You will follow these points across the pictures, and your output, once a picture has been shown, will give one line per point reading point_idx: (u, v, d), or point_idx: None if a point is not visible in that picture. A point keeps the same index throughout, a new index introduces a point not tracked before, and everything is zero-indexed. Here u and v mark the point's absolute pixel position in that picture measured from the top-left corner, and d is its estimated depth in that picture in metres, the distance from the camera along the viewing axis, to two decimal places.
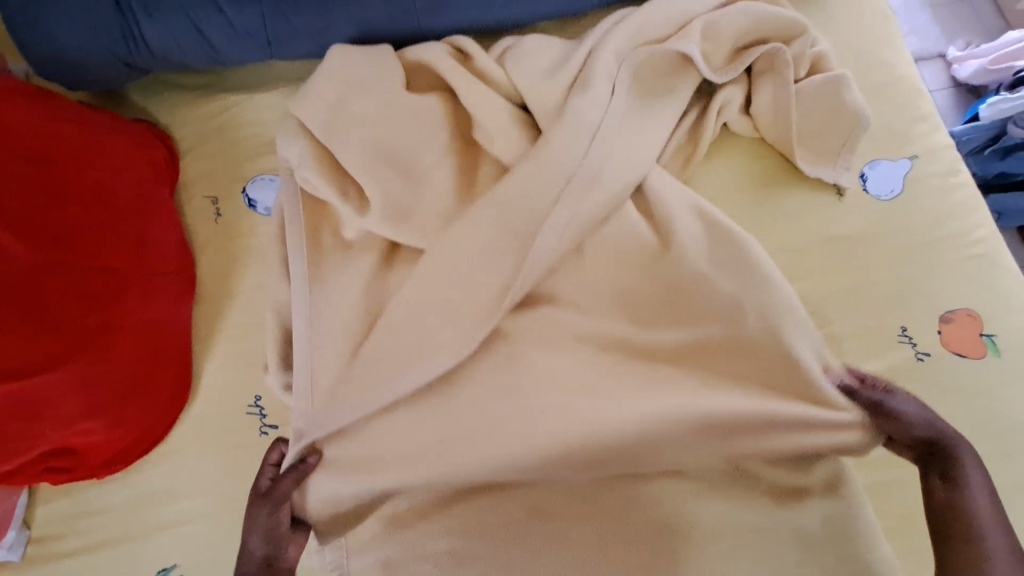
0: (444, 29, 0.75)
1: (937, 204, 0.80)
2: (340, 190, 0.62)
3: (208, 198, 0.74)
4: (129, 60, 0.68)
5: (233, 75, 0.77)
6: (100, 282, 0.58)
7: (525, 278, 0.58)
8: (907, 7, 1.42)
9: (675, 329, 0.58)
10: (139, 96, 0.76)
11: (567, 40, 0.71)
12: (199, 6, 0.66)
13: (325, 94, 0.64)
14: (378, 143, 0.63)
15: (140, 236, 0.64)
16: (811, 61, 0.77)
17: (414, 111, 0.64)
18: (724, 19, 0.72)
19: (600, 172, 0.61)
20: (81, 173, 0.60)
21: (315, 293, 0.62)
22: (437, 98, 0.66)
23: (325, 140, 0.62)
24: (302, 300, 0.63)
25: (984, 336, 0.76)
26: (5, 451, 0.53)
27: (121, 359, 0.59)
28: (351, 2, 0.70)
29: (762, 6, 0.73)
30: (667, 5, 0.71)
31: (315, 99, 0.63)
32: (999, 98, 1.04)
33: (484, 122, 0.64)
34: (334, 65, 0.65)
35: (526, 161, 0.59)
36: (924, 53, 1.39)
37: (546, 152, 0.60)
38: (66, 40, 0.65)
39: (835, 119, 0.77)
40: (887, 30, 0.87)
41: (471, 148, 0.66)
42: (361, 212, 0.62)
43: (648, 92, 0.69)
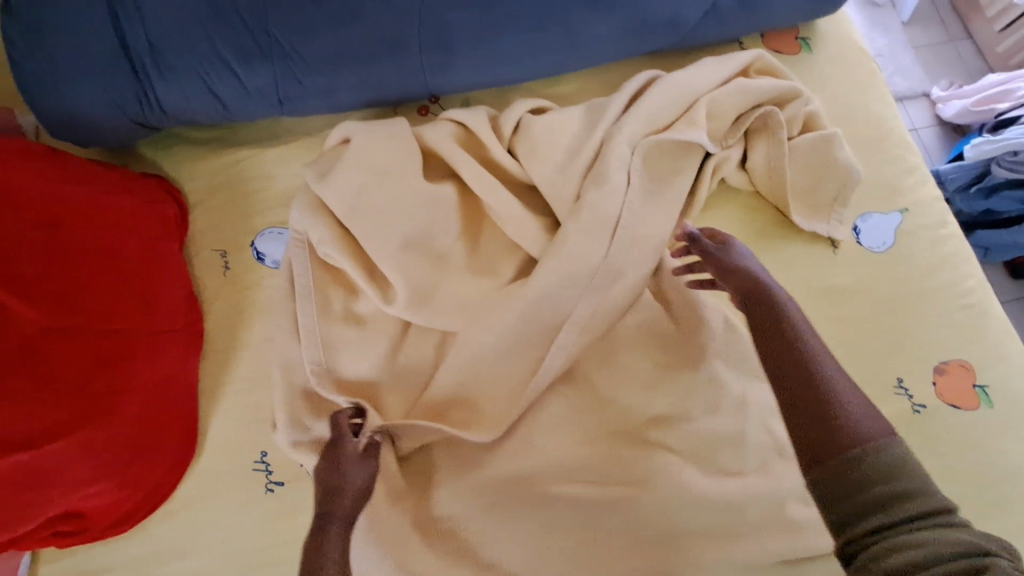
0: (450, 88, 0.79)
1: (928, 256, 0.82)
2: (360, 266, 0.68)
3: (217, 251, 0.75)
4: (142, 119, 0.69)
5: (242, 129, 0.78)
6: (107, 345, 0.58)
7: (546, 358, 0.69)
8: (892, 49, 1.46)
9: (667, 391, 0.71)
10: (148, 149, 0.76)
11: (576, 116, 0.76)
12: (213, 68, 0.67)
13: (345, 179, 0.69)
14: (389, 220, 0.68)
15: (149, 294, 0.63)
16: (805, 119, 0.80)
17: (424, 190, 0.70)
18: (724, 98, 0.77)
19: (606, 260, 0.71)
20: (91, 233, 0.60)
21: (332, 361, 0.68)
22: (453, 188, 0.74)
23: (347, 224, 0.68)
24: (319, 364, 0.68)
25: (977, 386, 0.78)
26: (10, 520, 0.53)
27: (126, 421, 0.59)
28: (361, 63, 0.72)
29: (759, 83, 0.77)
30: (669, 88, 0.76)
31: (338, 185, 0.69)
32: (982, 140, 1.07)
33: (498, 208, 0.73)
34: (355, 150, 0.70)
35: (549, 255, 0.69)
36: (910, 92, 1.44)
37: (562, 245, 0.69)
38: (80, 102, 0.65)
39: (827, 175, 0.80)
40: (874, 86, 0.90)
41: (482, 227, 0.75)
42: (383, 295, 0.68)
43: (657, 174, 0.75)
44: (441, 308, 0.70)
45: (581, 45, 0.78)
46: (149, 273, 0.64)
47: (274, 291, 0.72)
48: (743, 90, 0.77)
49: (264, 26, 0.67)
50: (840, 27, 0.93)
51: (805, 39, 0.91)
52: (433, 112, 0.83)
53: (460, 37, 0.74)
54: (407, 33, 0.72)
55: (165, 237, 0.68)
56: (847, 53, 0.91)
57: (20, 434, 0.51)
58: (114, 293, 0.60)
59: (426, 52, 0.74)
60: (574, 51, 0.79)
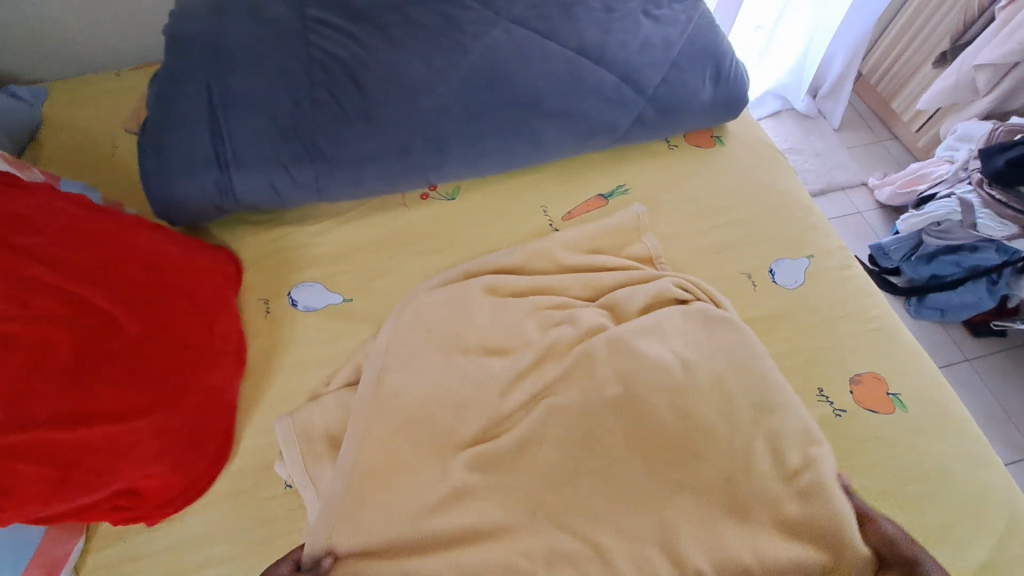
0: (444, 177, 1.05)
1: (835, 290, 1.01)
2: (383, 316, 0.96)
3: (261, 301, 0.96)
4: (219, 204, 0.97)
5: (289, 213, 1.05)
6: (182, 355, 0.78)
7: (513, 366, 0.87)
8: (847, 155, 2.05)
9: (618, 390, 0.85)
10: (219, 230, 1.03)
11: (466, 272, 0.98)
12: (274, 169, 0.95)
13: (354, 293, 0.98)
14: (396, 309, 0.94)
15: (210, 324, 0.84)
16: (637, 224, 1.04)
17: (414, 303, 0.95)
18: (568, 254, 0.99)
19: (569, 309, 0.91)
20: (178, 279, 0.83)
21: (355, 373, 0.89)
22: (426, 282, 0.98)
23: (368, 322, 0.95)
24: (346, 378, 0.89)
25: (890, 394, 0.91)
26: (91, 483, 0.68)
27: (185, 415, 0.76)
28: (376, 163, 0.99)
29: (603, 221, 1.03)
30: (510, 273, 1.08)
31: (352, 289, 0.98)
32: (910, 216, 1.60)
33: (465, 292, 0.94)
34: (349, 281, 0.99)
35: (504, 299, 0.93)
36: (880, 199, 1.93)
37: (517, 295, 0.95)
38: (180, 193, 0.94)
39: (708, 232, 1.07)
40: (778, 166, 1.16)
41: None
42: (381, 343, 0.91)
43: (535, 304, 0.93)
44: (432, 345, 0.89)
45: (541, 145, 1.07)
46: (214, 308, 0.86)
47: (306, 328, 0.94)
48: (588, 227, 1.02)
49: (314, 141, 0.97)
50: (745, 129, 1.21)
51: (719, 136, 1.19)
52: (431, 197, 1.10)
53: (452, 144, 1.02)
54: (413, 141, 1.01)
55: (226, 286, 0.91)
56: (754, 145, 1.18)
57: (113, 410, 0.69)
58: (189, 319, 0.81)
59: (425, 155, 1.02)
60: (538, 149, 1.07)
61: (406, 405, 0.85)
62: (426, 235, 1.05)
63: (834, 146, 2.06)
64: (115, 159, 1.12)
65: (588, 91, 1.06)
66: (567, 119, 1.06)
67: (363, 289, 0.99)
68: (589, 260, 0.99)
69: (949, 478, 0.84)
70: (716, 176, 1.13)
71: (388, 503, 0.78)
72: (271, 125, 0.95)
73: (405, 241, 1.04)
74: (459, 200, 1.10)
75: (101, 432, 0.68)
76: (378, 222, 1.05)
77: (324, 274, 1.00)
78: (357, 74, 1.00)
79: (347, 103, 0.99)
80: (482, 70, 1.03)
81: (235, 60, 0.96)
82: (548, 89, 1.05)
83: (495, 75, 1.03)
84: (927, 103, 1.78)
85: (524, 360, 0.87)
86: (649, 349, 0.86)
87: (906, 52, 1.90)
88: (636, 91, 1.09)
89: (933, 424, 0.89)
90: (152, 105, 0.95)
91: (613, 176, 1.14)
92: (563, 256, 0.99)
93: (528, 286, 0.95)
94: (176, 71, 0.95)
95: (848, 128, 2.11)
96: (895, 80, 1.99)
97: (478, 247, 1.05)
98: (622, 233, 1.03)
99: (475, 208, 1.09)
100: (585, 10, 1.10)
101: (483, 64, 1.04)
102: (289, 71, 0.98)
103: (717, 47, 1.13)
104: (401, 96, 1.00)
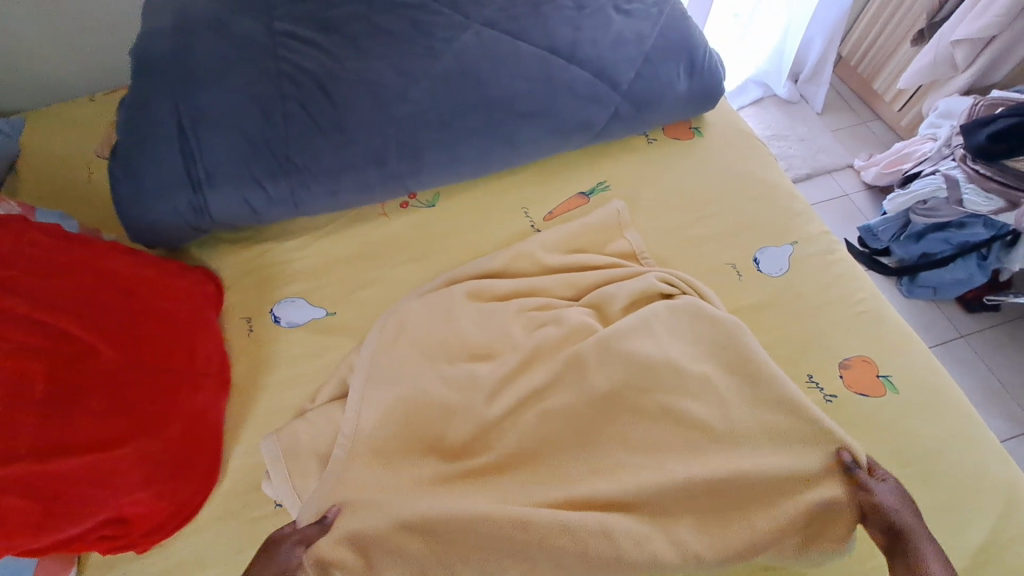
0: (423, 184, 1.05)
1: (821, 275, 1.01)
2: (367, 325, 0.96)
3: (244, 319, 0.96)
4: (196, 224, 0.97)
5: (268, 229, 1.05)
6: (163, 379, 0.77)
7: (499, 370, 0.86)
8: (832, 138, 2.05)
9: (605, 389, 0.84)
10: (198, 250, 1.03)
11: (448, 278, 0.97)
12: (249, 186, 0.95)
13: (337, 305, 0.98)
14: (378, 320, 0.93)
15: (191, 346, 0.84)
16: (619, 220, 1.04)
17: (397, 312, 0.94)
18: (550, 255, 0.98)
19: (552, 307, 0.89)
20: (155, 303, 0.82)
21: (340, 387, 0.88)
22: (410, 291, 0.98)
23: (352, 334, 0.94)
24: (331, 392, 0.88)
25: (881, 377, 0.91)
26: (76, 514, 0.67)
27: (170, 440, 0.76)
28: (352, 174, 0.99)
29: (583, 219, 1.02)
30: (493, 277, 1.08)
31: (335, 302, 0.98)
32: (896, 196, 1.60)
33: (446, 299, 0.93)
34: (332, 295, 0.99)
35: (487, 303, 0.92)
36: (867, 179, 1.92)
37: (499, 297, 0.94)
38: (155, 216, 0.94)
39: (689, 224, 1.07)
40: (758, 154, 1.16)
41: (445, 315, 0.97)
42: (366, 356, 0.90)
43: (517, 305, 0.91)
44: (416, 354, 0.88)
45: (518, 147, 1.06)
46: (195, 330, 0.85)
47: (290, 344, 0.93)
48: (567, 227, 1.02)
49: (288, 156, 0.96)
50: (723, 119, 1.20)
51: (697, 128, 1.18)
52: (412, 205, 1.09)
53: (428, 152, 1.02)
54: (388, 150, 1.00)
55: (206, 306, 0.90)
56: (733, 134, 1.18)
57: (95, 438, 0.68)
58: (169, 343, 0.80)
59: (402, 163, 1.01)
60: (515, 150, 1.07)
61: (393, 416, 0.84)
62: (407, 243, 1.05)
63: (818, 130, 2.06)
64: (92, 185, 1.12)
65: (562, 90, 1.06)
66: (543, 119, 1.05)
67: (346, 301, 0.98)
68: (571, 259, 0.98)
69: (943, 457, 0.84)
70: (697, 167, 1.13)
71: (378, 516, 0.77)
72: (244, 142, 0.95)
73: (386, 250, 1.04)
74: (439, 206, 1.09)
75: (82, 462, 0.67)
76: (358, 234, 1.05)
77: (305, 290, 0.99)
78: (328, 86, 0.99)
79: (320, 116, 0.98)
80: (455, 74, 1.03)
81: (204, 78, 0.95)
82: (521, 90, 1.04)
83: (467, 79, 1.03)
84: (908, 82, 1.77)
85: (509, 364, 0.86)
86: (637, 348, 0.85)
87: (884, 31, 1.90)
88: (610, 87, 1.09)
89: (924, 404, 0.88)
90: (122, 130, 0.94)
91: (592, 173, 1.13)
92: (545, 257, 0.98)
93: (511, 290, 0.94)
94: (144, 93, 0.94)
95: (831, 111, 2.11)
96: (875, 61, 1.99)
97: (460, 253, 1.04)
98: (604, 230, 1.02)
99: (455, 213, 1.09)
100: (555, 9, 1.10)
101: (455, 69, 1.03)
102: (259, 87, 0.97)
103: (689, 38, 1.13)
104: (373, 106, 1.00)
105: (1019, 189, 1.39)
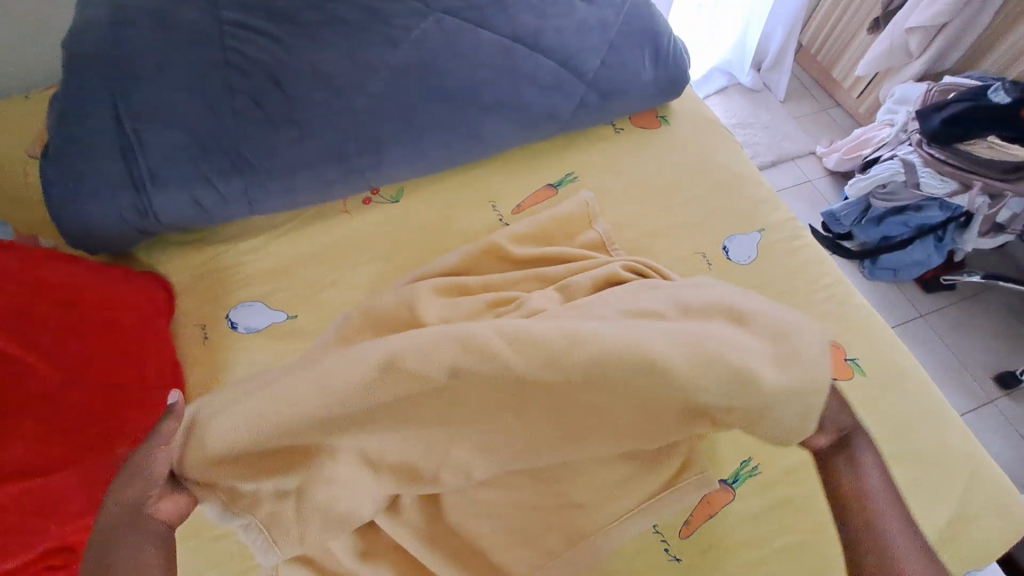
0: (385, 179, 1.01)
1: (788, 261, 1.01)
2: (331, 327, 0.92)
3: (198, 326, 0.91)
4: (141, 227, 0.91)
5: (221, 230, 0.99)
6: (109, 394, 0.72)
7: None
8: (794, 125, 2.08)
9: None
10: (145, 254, 0.97)
11: (413, 277, 0.94)
12: (198, 185, 0.90)
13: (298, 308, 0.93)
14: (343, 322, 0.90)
15: (140, 357, 0.79)
16: (588, 210, 1.02)
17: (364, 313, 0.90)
18: (519, 249, 0.96)
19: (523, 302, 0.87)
20: (97, 312, 0.76)
21: None
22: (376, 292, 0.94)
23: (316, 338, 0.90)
24: None
25: (848, 360, 0.92)
26: (13, 547, 0.61)
27: (119, 458, 0.70)
28: (310, 169, 0.95)
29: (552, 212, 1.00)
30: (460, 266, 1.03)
31: (296, 305, 0.94)
32: (857, 180, 1.63)
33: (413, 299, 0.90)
34: (292, 298, 0.94)
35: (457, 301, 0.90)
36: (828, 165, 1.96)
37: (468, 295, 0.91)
38: (95, 219, 0.87)
39: (659, 212, 1.06)
40: (724, 141, 1.16)
41: None
42: None
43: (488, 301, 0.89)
44: None
45: (482, 138, 1.03)
46: (146, 341, 0.81)
47: (249, 351, 0.89)
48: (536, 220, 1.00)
49: (239, 152, 0.91)
50: (689, 106, 1.20)
51: (664, 116, 1.17)
52: (375, 201, 1.05)
53: (389, 145, 0.98)
54: (347, 144, 0.96)
55: (155, 314, 0.85)
56: (699, 122, 1.17)
57: (32, 462, 0.63)
58: (113, 355, 0.75)
59: (362, 157, 0.97)
60: (480, 142, 1.04)
61: None
62: (371, 239, 1.01)
63: (781, 117, 2.09)
64: (25, 188, 1.04)
65: (526, 79, 1.03)
66: (508, 109, 1.03)
67: (308, 303, 0.94)
68: (541, 251, 0.96)
69: (909, 437, 0.85)
70: (664, 156, 1.12)
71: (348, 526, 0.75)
72: (191, 140, 0.89)
73: (349, 248, 1.00)
74: (403, 202, 1.06)
75: (18, 489, 0.62)
76: (319, 232, 1.01)
77: (263, 293, 0.94)
78: (280, 78, 0.94)
79: (272, 109, 0.93)
80: (415, 63, 0.99)
81: (143, 70, 0.89)
82: (484, 79, 1.01)
83: (427, 68, 0.99)
84: (866, 69, 1.81)
85: None
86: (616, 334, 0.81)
87: (842, 19, 1.93)
88: (576, 76, 1.06)
89: (890, 385, 0.90)
90: (54, 129, 0.87)
91: (560, 164, 1.11)
92: (514, 251, 0.96)
93: (480, 285, 0.92)
94: (76, 87, 0.88)
95: (793, 99, 2.14)
96: (834, 49, 2.02)
97: (426, 249, 1.01)
98: (573, 221, 1.01)
99: (420, 208, 1.05)
100: None
101: (415, 58, 0.99)
102: (205, 80, 0.91)
103: (654, 24, 1.11)
104: (329, 97, 0.95)
105: (972, 171, 1.45)
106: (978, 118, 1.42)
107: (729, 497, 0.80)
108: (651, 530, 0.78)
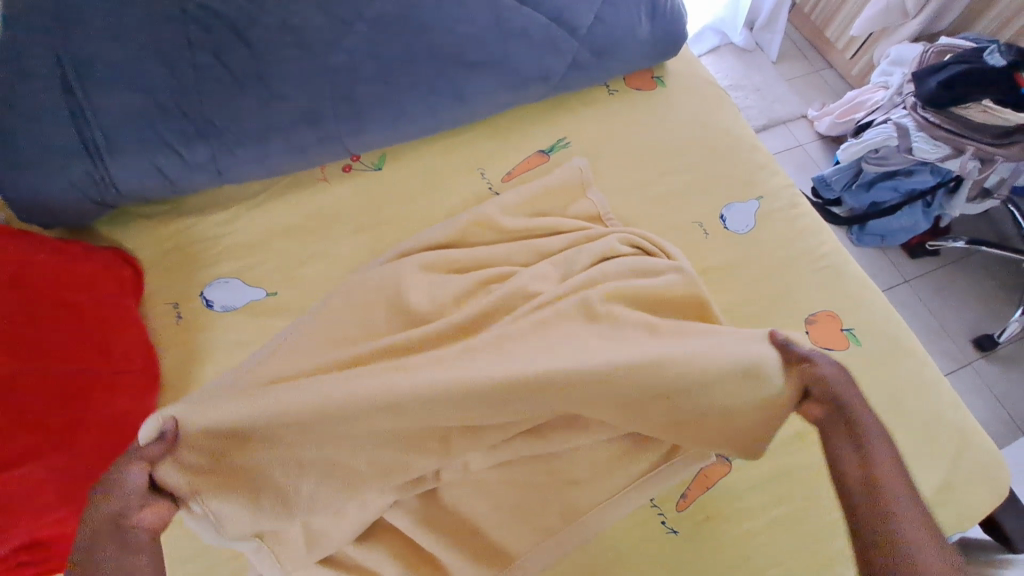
0: (365, 146, 0.95)
1: (786, 230, 0.99)
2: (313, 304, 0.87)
3: (170, 305, 0.85)
4: (99, 199, 0.84)
5: (190, 201, 0.92)
6: (72, 383, 0.68)
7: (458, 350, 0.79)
8: (787, 87, 2.03)
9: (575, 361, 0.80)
10: (107, 228, 0.90)
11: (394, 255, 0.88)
12: (160, 152, 0.83)
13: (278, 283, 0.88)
14: (326, 299, 0.85)
15: (106, 341, 0.73)
16: (581, 178, 0.98)
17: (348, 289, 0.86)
18: (510, 219, 0.91)
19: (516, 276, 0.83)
20: (55, 294, 0.70)
21: None
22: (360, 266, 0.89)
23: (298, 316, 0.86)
24: None
25: (844, 330, 0.91)
26: None
27: (87, 448, 0.67)
28: (283, 135, 0.88)
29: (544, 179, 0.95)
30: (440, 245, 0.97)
31: (275, 280, 0.88)
32: (849, 144, 1.60)
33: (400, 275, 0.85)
34: (270, 273, 0.89)
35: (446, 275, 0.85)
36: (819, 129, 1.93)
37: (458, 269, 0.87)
38: (47, 191, 0.80)
39: (654, 179, 1.02)
40: (721, 105, 1.11)
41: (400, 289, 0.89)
42: None
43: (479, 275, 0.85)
44: None
45: (469, 100, 0.97)
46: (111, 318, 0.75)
47: (226, 331, 0.84)
48: (527, 189, 0.95)
49: (203, 115, 0.84)
50: (686, 67, 1.14)
51: (659, 77, 1.12)
52: (355, 169, 0.99)
53: (369, 108, 0.91)
54: (322, 107, 0.89)
55: (122, 294, 0.79)
56: (696, 83, 1.12)
57: None
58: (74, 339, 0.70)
59: (340, 121, 0.90)
60: (466, 105, 0.97)
61: None
62: (353, 210, 0.95)
63: (773, 79, 2.03)
64: None
65: (515, 35, 0.96)
66: (496, 69, 0.96)
67: (288, 279, 0.89)
68: (533, 221, 0.92)
69: (902, 407, 0.85)
70: (660, 120, 1.07)
71: None
72: (148, 102, 0.81)
73: (329, 219, 0.94)
74: (386, 169, 0.99)
75: None
76: (296, 203, 0.94)
77: (238, 269, 0.88)
78: (245, 32, 0.85)
79: (237, 66, 0.85)
80: (393, 17, 0.90)
81: (89, 22, 0.80)
82: (471, 35, 0.94)
83: (407, 22, 0.91)
84: (861, 28, 1.75)
85: None
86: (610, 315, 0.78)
87: None
88: (568, 32, 1.00)
89: (885, 355, 0.89)
90: None
91: (552, 129, 1.05)
92: (505, 221, 0.91)
93: (470, 259, 0.87)
94: (12, 41, 0.78)
95: (785, 59, 2.08)
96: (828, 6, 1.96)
97: (412, 220, 0.95)
98: (566, 190, 0.96)
99: (405, 176, 0.99)
100: None
101: (394, 11, 0.91)
102: (159, 33, 0.82)
103: None
104: (301, 55, 0.87)
105: (965, 135, 1.43)
106: (976, 78, 1.38)
107: (727, 470, 0.80)
108: (649, 506, 0.78)
